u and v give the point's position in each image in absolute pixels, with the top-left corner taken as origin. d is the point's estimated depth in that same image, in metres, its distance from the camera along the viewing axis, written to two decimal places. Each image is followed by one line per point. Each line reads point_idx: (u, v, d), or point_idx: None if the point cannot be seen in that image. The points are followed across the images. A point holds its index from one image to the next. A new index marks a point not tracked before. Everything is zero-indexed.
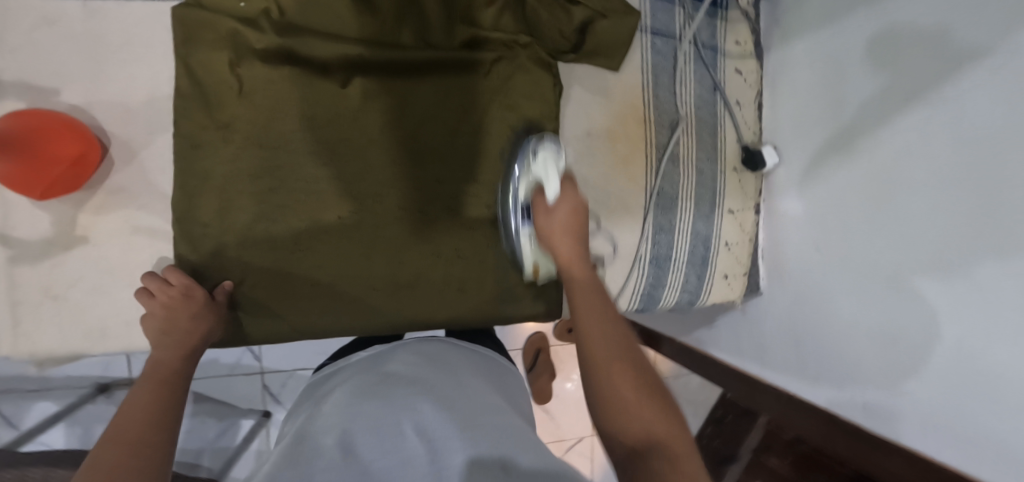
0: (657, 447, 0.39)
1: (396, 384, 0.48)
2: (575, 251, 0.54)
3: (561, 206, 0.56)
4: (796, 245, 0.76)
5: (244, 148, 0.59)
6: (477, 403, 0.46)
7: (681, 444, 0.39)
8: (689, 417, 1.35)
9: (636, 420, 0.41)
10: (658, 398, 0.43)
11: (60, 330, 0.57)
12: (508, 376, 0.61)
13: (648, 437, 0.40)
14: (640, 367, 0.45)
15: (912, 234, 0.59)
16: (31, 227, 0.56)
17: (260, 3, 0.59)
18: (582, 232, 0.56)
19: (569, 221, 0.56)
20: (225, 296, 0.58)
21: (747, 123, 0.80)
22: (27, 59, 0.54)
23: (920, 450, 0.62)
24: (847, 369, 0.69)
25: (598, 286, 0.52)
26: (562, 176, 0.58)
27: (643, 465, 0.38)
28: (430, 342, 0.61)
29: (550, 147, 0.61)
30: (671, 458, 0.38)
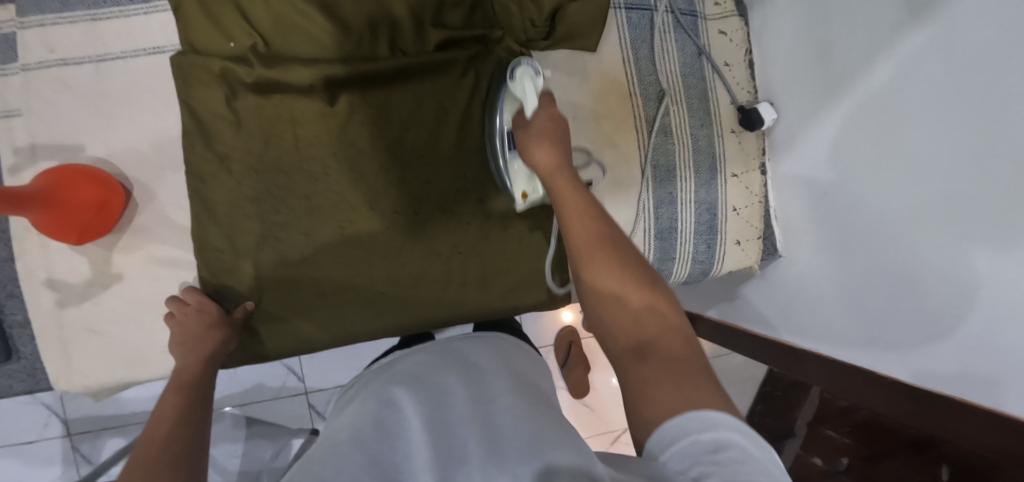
0: (646, 342, 0.43)
1: (405, 384, 0.50)
2: (555, 158, 0.57)
3: (540, 123, 0.59)
4: (807, 200, 0.73)
5: (245, 177, 0.63)
6: (482, 391, 0.48)
7: (669, 336, 0.43)
8: (739, 398, 1.32)
9: (627, 317, 0.45)
10: (647, 296, 0.46)
11: (105, 362, 0.62)
12: (528, 359, 0.62)
13: (641, 331, 0.44)
14: (628, 259, 0.49)
15: (920, 170, 0.55)
16: (71, 271, 0.62)
17: (246, 41, 0.63)
18: (562, 142, 0.58)
19: (550, 134, 0.58)
20: (242, 314, 0.63)
21: (739, 84, 0.77)
22: (52, 122, 0.61)
23: (965, 397, 0.55)
24: (876, 325, 0.65)
25: (580, 187, 0.55)
26: (540, 95, 0.60)
27: (634, 356, 0.42)
28: (449, 341, 0.63)
29: (527, 66, 0.62)
30: (661, 350, 0.42)
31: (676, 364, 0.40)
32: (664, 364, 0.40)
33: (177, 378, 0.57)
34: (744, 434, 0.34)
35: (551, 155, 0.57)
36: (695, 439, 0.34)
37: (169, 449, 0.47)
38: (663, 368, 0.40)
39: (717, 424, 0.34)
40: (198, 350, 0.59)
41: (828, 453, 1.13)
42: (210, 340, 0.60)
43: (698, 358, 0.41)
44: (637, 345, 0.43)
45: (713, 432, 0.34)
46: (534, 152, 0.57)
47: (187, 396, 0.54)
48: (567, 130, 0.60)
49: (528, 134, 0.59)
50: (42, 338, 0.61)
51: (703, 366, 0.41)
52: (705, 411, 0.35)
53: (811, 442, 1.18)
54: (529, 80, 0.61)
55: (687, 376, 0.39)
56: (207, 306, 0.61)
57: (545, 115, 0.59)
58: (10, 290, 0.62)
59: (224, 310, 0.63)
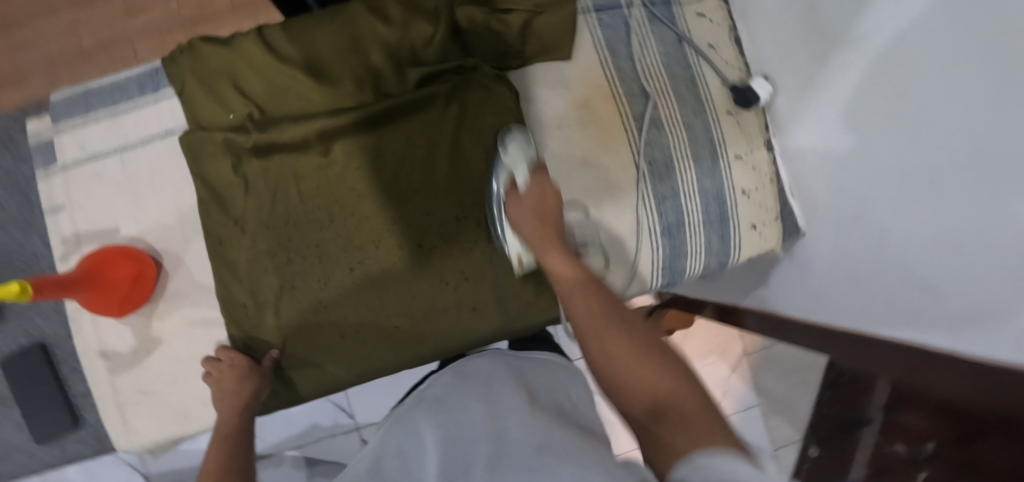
0: (664, 405, 0.38)
1: (426, 407, 0.58)
2: (547, 232, 0.58)
3: (530, 191, 0.61)
4: (822, 171, 0.69)
5: (258, 233, 0.68)
6: (494, 406, 0.53)
7: (688, 393, 0.38)
8: (800, 389, 1.27)
9: (641, 380, 0.41)
10: (656, 354, 0.42)
11: (156, 420, 0.68)
12: (548, 370, 0.65)
13: (658, 394, 0.39)
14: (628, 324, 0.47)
15: (935, 128, 0.50)
16: (119, 341, 0.68)
17: (243, 110, 0.68)
18: (552, 213, 0.60)
19: (541, 206, 0.60)
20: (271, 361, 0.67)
21: (728, 63, 0.74)
22: (89, 211, 0.68)
23: (1004, 361, 0.48)
24: (918, 295, 0.58)
25: (577, 264, 0.56)
26: (532, 166, 0.63)
27: (653, 421, 0.37)
28: (475, 361, 0.66)
29: (518, 138, 0.65)
30: (680, 409, 0.37)
31: (697, 423, 0.35)
32: (686, 423, 0.35)
33: (220, 431, 0.62)
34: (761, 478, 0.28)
35: (542, 230, 0.59)
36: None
37: None
38: (683, 427, 0.35)
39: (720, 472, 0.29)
40: (232, 403, 0.64)
41: (910, 438, 0.96)
42: (244, 392, 0.64)
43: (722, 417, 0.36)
44: (654, 410, 0.38)
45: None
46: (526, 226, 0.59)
47: (228, 446, 0.59)
48: (558, 200, 0.61)
49: (521, 202, 0.61)
50: (102, 405, 0.68)
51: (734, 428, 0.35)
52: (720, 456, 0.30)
53: (890, 427, 1.02)
54: (522, 152, 0.65)
55: (708, 432, 0.33)
56: (241, 362, 0.66)
57: (535, 185, 0.61)
58: (71, 365, 0.69)
59: (251, 360, 0.67)
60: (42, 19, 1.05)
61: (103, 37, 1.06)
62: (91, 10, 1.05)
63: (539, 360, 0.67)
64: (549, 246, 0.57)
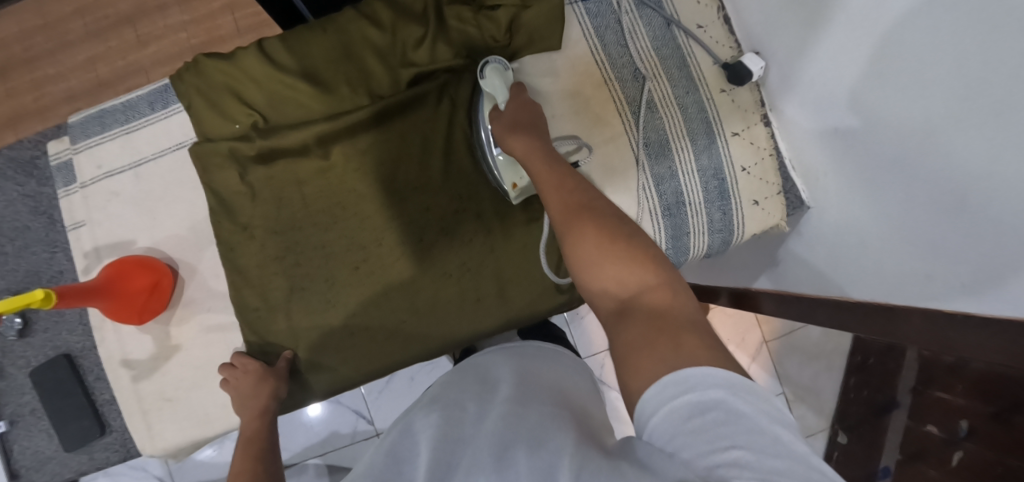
0: (631, 299, 0.44)
1: (425, 405, 0.57)
2: (530, 144, 0.59)
3: (510, 111, 0.62)
4: (820, 140, 0.68)
5: (266, 238, 0.69)
6: (494, 402, 0.53)
7: (648, 290, 0.44)
8: (826, 374, 1.22)
9: (614, 279, 0.46)
10: (628, 251, 0.47)
11: (179, 425, 0.70)
12: (548, 360, 0.67)
13: (622, 293, 0.45)
14: (602, 222, 0.50)
15: (927, 80, 0.50)
16: (140, 350, 0.70)
17: (247, 120, 0.71)
18: (534, 125, 0.61)
19: (520, 123, 0.61)
20: (286, 361, 0.69)
21: (718, 42, 0.74)
22: (108, 226, 0.71)
23: None
24: (931, 257, 0.57)
25: (557, 163, 0.57)
26: (512, 89, 0.64)
27: (618, 316, 0.44)
28: (483, 358, 0.68)
29: (497, 63, 0.65)
30: (641, 307, 0.43)
31: (660, 315, 0.41)
32: (650, 317, 0.41)
33: (243, 435, 0.63)
34: (729, 389, 0.32)
35: (523, 138, 0.60)
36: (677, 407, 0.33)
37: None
38: (648, 323, 0.40)
39: (688, 389, 0.33)
40: (253, 407, 0.65)
41: (944, 418, 0.97)
42: (263, 394, 0.66)
43: (682, 306, 0.42)
44: (625, 303, 0.45)
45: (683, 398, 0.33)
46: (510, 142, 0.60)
47: (253, 448, 0.61)
48: (538, 116, 0.62)
49: (504, 125, 0.62)
50: (128, 411, 0.70)
51: (693, 315, 0.41)
52: (691, 370, 0.34)
53: (921, 409, 1.03)
54: (498, 74, 0.65)
55: (666, 325, 0.39)
56: (255, 366, 0.67)
57: (516, 108, 0.62)
58: (97, 373, 0.71)
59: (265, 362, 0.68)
60: (60, 56, 1.11)
61: (116, 68, 1.11)
62: (105, 44, 1.11)
63: (543, 353, 0.69)
64: (532, 157, 0.58)
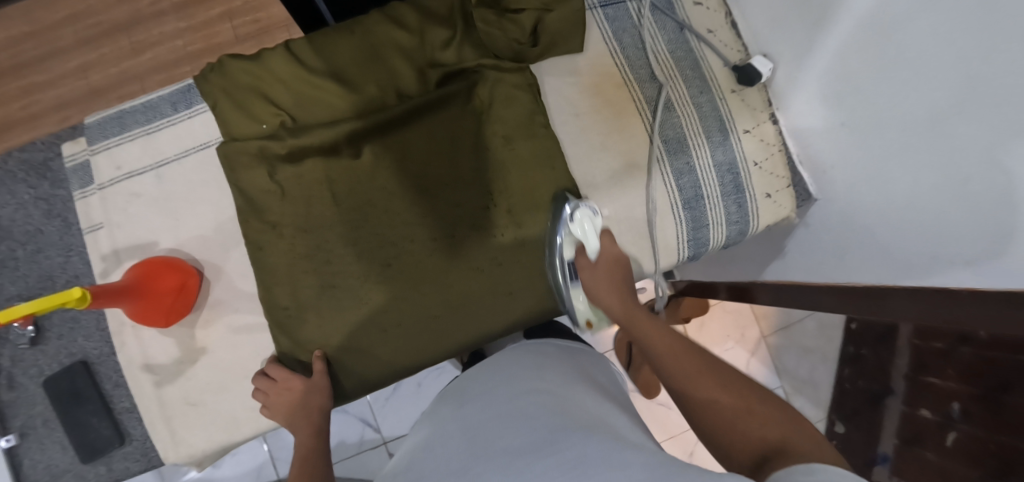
0: (767, 441, 0.46)
1: (452, 404, 0.61)
2: (627, 301, 0.69)
3: (603, 263, 0.71)
4: (826, 135, 0.73)
5: (296, 237, 0.69)
6: (513, 395, 0.56)
7: (788, 432, 0.46)
8: (821, 367, 1.27)
9: (747, 424, 0.48)
10: (752, 399, 0.50)
11: (206, 430, 0.68)
12: (569, 358, 0.70)
13: (761, 436, 0.46)
14: (712, 372, 0.55)
15: (929, 74, 0.55)
16: (164, 353, 0.69)
17: (275, 120, 0.71)
18: (627, 286, 0.71)
19: (613, 277, 0.71)
20: (321, 363, 0.68)
21: (727, 45, 0.79)
22: (128, 228, 0.70)
23: None
24: (933, 241, 0.61)
25: (655, 321, 0.65)
26: (602, 234, 0.70)
27: (762, 457, 0.45)
28: (510, 353, 0.70)
29: (588, 207, 0.69)
30: (785, 443, 0.44)
31: (798, 452, 0.43)
32: (794, 455, 0.42)
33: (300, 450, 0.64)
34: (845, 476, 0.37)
35: (619, 295, 0.70)
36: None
37: None
38: (790, 456, 0.42)
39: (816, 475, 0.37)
40: (306, 420, 0.66)
41: (936, 402, 1.03)
42: (314, 407, 0.66)
43: (829, 451, 0.42)
44: (765, 453, 0.45)
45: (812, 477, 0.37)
46: (603, 295, 0.70)
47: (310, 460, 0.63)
48: (627, 273, 0.72)
49: (599, 280, 0.71)
50: (149, 418, 0.68)
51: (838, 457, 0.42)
52: (819, 465, 0.38)
53: (914, 395, 1.08)
54: (588, 220, 0.69)
55: (808, 455, 0.41)
56: (297, 380, 0.67)
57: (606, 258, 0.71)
58: (115, 381, 0.78)
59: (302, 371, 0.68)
60: (50, 62, 1.03)
61: (110, 76, 1.04)
62: (98, 51, 1.03)
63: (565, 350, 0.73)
64: (633, 315, 0.67)
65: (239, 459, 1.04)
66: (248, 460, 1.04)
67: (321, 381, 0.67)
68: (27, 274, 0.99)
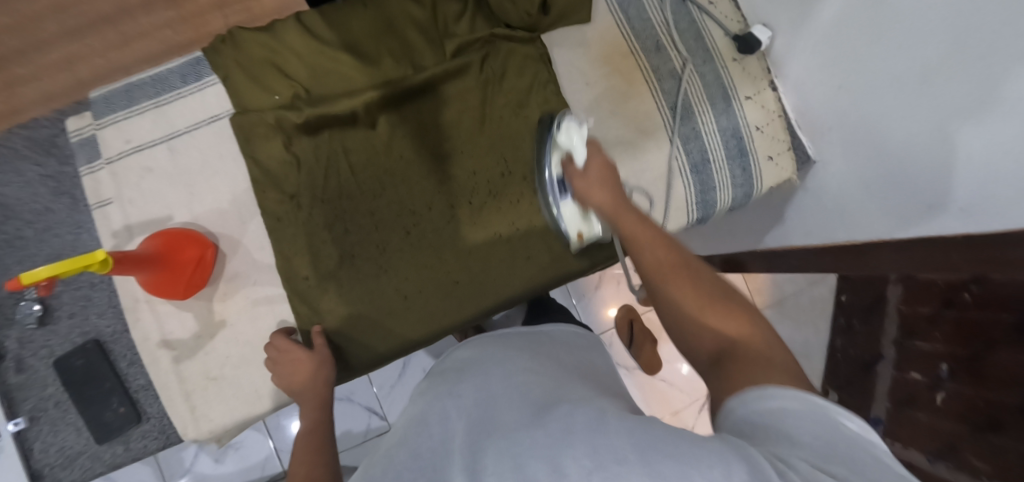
0: (731, 351, 0.42)
1: (449, 378, 0.57)
2: (615, 199, 0.56)
3: (591, 166, 0.58)
4: (823, 98, 0.76)
5: (314, 206, 0.69)
6: (513, 369, 0.53)
7: (756, 343, 0.42)
8: (816, 333, 1.34)
9: (711, 337, 0.44)
10: (729, 302, 0.45)
11: (227, 404, 0.67)
12: (568, 338, 0.67)
13: (722, 344, 0.43)
14: (696, 276, 0.48)
15: (921, 31, 0.57)
16: (182, 328, 0.68)
17: (288, 90, 0.70)
18: (617, 182, 0.58)
19: (603, 174, 0.58)
20: (322, 338, 0.67)
21: (727, 17, 0.82)
22: (141, 203, 0.69)
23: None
24: (929, 193, 0.64)
25: (645, 219, 0.54)
26: (588, 142, 0.61)
27: (720, 365, 0.41)
28: (503, 335, 0.66)
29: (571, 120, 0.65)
30: (747, 354, 0.41)
31: (766, 363, 0.39)
32: (757, 366, 0.39)
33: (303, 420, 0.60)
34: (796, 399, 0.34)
35: (605, 191, 0.56)
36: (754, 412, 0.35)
37: (317, 469, 0.50)
38: (754, 372, 0.39)
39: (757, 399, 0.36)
40: (312, 388, 0.62)
41: (927, 364, 1.00)
42: (320, 375, 0.64)
43: (783, 355, 0.41)
44: (726, 355, 0.42)
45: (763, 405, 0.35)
46: (593, 195, 0.57)
47: (314, 428, 0.58)
48: (616, 172, 0.59)
49: (585, 182, 0.58)
50: (167, 395, 0.67)
51: (790, 361, 0.41)
52: (769, 387, 0.36)
53: (905, 359, 1.06)
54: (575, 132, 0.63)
55: (771, 373, 0.38)
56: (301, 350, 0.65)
57: (594, 159, 0.59)
58: (129, 359, 0.79)
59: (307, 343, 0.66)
60: (28, 56, 0.93)
61: (97, 67, 0.95)
62: (81, 42, 0.94)
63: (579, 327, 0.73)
64: (618, 212, 0.55)
65: (242, 455, 0.89)
66: (250, 455, 0.89)
67: (324, 351, 0.66)
68: (34, 256, 0.92)
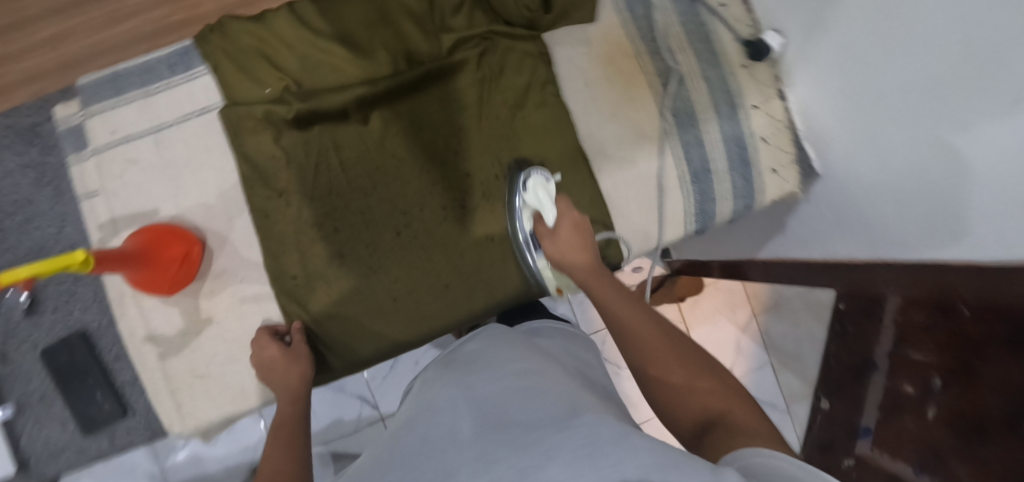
0: (715, 419, 0.44)
1: (459, 368, 0.56)
2: (590, 265, 0.61)
3: (563, 226, 0.64)
4: (830, 114, 0.72)
5: (303, 204, 0.68)
6: (517, 368, 0.52)
7: (736, 412, 0.43)
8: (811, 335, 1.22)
9: (696, 406, 0.46)
10: (711, 376, 0.48)
11: (213, 402, 0.67)
12: (572, 339, 0.67)
13: (707, 413, 0.45)
14: (678, 348, 0.51)
15: (930, 39, 0.52)
16: (168, 324, 0.67)
17: (279, 84, 0.68)
18: (591, 246, 0.63)
19: (576, 238, 0.63)
20: (301, 334, 0.67)
21: (737, 20, 0.78)
22: (126, 195, 0.68)
23: None
24: (943, 217, 0.58)
25: (619, 288, 0.59)
26: (557, 201, 0.65)
27: (705, 434, 0.43)
28: (513, 330, 0.65)
29: (539, 175, 0.67)
30: (728, 422, 0.42)
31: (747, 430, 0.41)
32: (736, 436, 0.40)
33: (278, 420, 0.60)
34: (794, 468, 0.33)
35: (582, 260, 0.62)
36: (773, 466, 0.33)
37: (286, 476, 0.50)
38: (731, 436, 0.40)
39: (775, 456, 0.35)
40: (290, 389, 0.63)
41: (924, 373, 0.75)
42: (296, 374, 0.64)
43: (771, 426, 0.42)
44: (712, 424, 0.43)
45: (779, 460, 0.34)
46: (569, 258, 0.62)
47: (287, 430, 0.57)
48: (591, 232, 0.64)
49: (560, 246, 0.63)
50: (154, 390, 0.67)
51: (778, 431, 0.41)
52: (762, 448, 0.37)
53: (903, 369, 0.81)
54: (542, 187, 0.66)
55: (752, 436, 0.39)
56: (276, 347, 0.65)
57: (567, 219, 0.64)
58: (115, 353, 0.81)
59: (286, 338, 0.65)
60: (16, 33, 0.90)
61: (88, 47, 0.92)
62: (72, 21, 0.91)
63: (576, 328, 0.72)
64: (591, 279, 0.61)
65: (236, 437, 0.90)
66: (244, 436, 0.90)
67: (300, 348, 0.65)
68: (19, 243, 0.91)
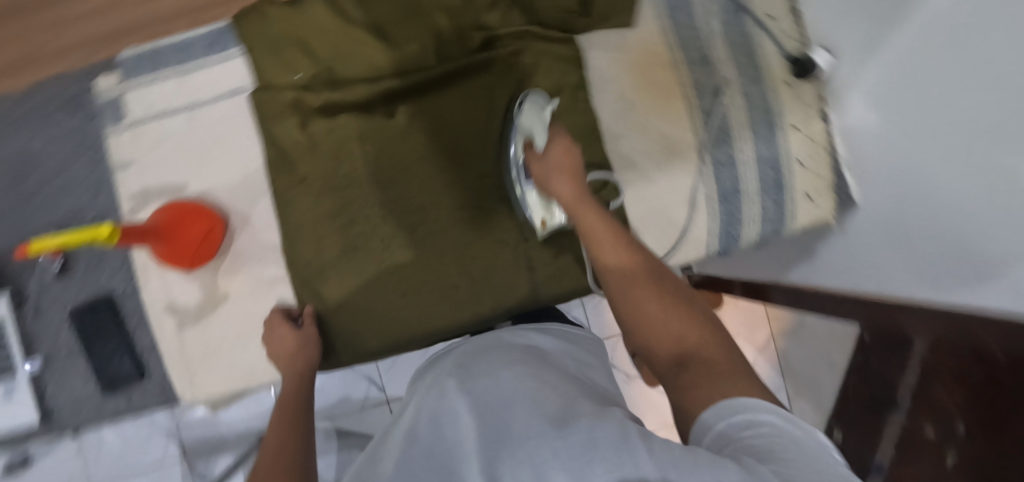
0: (690, 356, 0.36)
1: (454, 376, 0.54)
2: (577, 188, 0.55)
3: (552, 150, 0.59)
4: (870, 143, 0.67)
5: (322, 193, 0.69)
6: (506, 375, 0.49)
7: (717, 347, 0.36)
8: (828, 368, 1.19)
9: (671, 334, 0.38)
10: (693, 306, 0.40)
11: (223, 377, 0.69)
12: (583, 342, 0.64)
13: (682, 347, 0.37)
14: (661, 277, 0.44)
15: (994, 69, 0.46)
16: (189, 296, 0.70)
17: (309, 71, 0.69)
18: (581, 171, 0.57)
19: (565, 161, 0.58)
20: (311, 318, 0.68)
21: (786, 35, 0.74)
22: (158, 169, 0.70)
23: None
24: (970, 262, 0.52)
25: (605, 212, 0.52)
26: (552, 129, 0.62)
27: (678, 374, 0.35)
28: (517, 331, 0.63)
29: (537, 100, 0.67)
30: (707, 362, 0.35)
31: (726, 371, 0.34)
32: (711, 377, 0.33)
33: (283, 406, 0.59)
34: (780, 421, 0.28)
35: (571, 184, 0.55)
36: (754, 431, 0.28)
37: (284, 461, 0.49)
38: (708, 377, 0.33)
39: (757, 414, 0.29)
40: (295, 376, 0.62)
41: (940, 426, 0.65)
42: (301, 361, 0.64)
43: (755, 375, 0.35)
44: (687, 359, 0.36)
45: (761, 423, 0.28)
46: (553, 180, 0.57)
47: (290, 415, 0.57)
48: (582, 160, 0.59)
49: (549, 167, 0.58)
50: (170, 358, 0.70)
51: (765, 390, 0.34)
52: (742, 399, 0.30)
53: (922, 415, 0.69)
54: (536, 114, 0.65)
55: (733, 382, 0.32)
56: (285, 334, 0.66)
57: (558, 144, 0.60)
58: None
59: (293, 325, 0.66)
60: None
61: None
62: None
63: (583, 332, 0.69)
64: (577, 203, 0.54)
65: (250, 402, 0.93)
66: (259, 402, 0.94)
67: (307, 336, 0.66)
68: None
